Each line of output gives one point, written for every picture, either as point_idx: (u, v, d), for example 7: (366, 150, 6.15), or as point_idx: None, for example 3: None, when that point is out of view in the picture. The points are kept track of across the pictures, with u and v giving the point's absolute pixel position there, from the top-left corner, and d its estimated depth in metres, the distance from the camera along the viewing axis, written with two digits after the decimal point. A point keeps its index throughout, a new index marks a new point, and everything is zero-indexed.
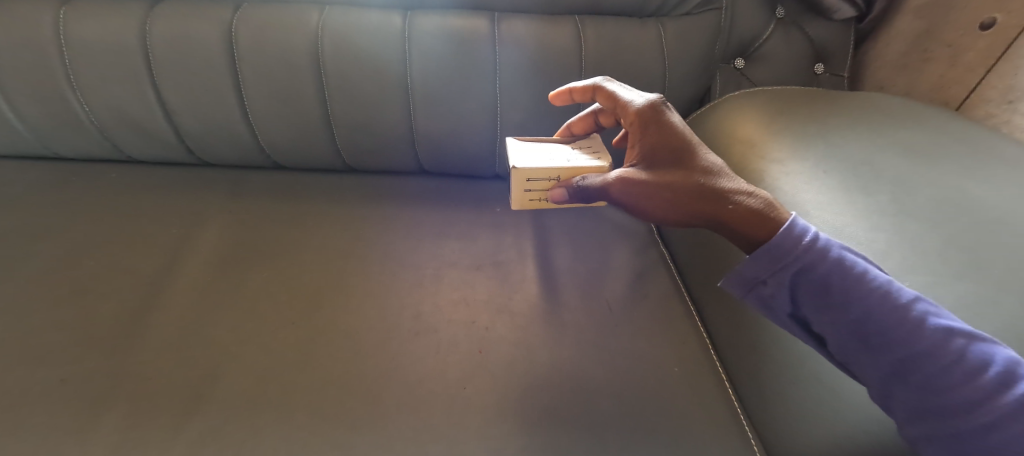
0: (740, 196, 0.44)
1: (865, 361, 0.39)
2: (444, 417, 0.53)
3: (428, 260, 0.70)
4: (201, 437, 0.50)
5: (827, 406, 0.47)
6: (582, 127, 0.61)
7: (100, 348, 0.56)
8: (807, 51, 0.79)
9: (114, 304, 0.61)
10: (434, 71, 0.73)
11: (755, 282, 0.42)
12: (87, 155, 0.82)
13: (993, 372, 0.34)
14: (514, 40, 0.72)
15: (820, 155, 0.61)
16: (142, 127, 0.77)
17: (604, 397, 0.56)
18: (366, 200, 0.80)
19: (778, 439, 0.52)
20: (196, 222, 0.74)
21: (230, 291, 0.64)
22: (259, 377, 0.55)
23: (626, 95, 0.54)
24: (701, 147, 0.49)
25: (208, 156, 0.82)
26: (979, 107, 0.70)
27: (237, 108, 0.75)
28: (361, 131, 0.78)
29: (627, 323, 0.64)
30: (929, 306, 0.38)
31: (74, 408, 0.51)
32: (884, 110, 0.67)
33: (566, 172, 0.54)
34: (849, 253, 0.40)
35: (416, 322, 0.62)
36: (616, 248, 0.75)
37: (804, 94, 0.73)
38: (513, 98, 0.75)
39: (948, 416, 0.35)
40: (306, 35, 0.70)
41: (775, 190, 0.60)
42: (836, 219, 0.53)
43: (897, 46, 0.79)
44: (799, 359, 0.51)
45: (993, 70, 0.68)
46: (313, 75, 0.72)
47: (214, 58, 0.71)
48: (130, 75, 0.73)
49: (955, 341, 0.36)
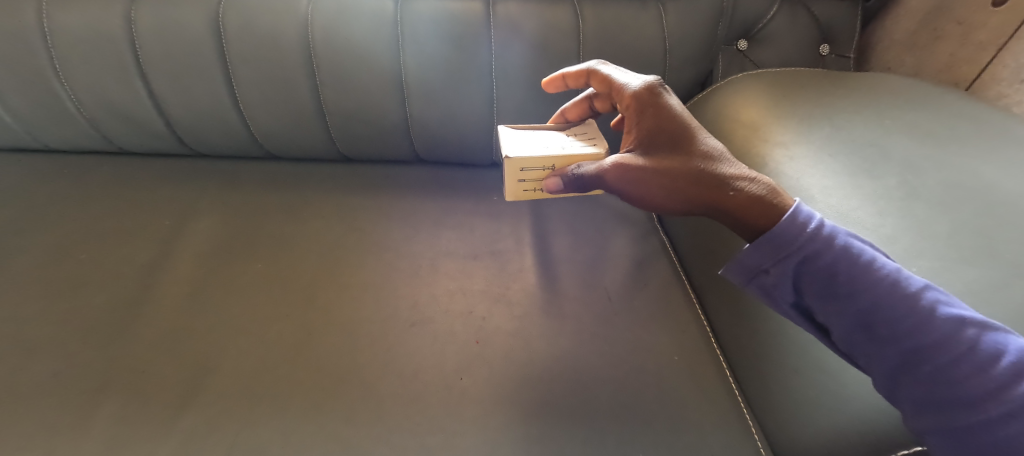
0: (741, 182, 0.43)
1: (870, 351, 0.38)
2: (441, 408, 0.53)
3: (424, 249, 0.70)
4: (195, 431, 0.50)
5: (830, 395, 0.46)
6: (577, 113, 0.60)
7: (91, 343, 0.56)
8: (812, 31, 0.76)
9: (106, 297, 0.61)
10: (428, 56, 0.71)
11: (757, 271, 0.41)
12: (79, 147, 0.81)
13: (1006, 362, 0.33)
14: (508, 23, 0.70)
15: (825, 137, 0.59)
16: (132, 117, 0.76)
17: (602, 388, 0.55)
18: (362, 189, 0.79)
19: (781, 429, 0.51)
20: (187, 215, 0.73)
21: (223, 282, 0.63)
22: (253, 370, 0.55)
23: (623, 78, 0.52)
24: (700, 131, 0.48)
25: (200, 147, 0.81)
26: (990, 87, 0.68)
27: (227, 96, 0.74)
28: (354, 119, 0.76)
29: (626, 311, 0.63)
30: (939, 295, 0.37)
31: (68, 403, 0.51)
32: (892, 90, 0.65)
33: (560, 160, 0.52)
34: (856, 241, 0.39)
35: (412, 312, 0.62)
36: (616, 235, 0.74)
37: (808, 75, 0.71)
38: (510, 83, 0.73)
39: (957, 408, 0.34)
40: (296, 20, 0.69)
41: (778, 174, 0.58)
42: (841, 203, 0.52)
43: (906, 25, 0.76)
44: (801, 347, 0.50)
45: (1006, 48, 0.66)
46: (304, 62, 0.71)
47: (201, 45, 0.70)
48: (117, 64, 0.71)
49: (967, 331, 0.35)
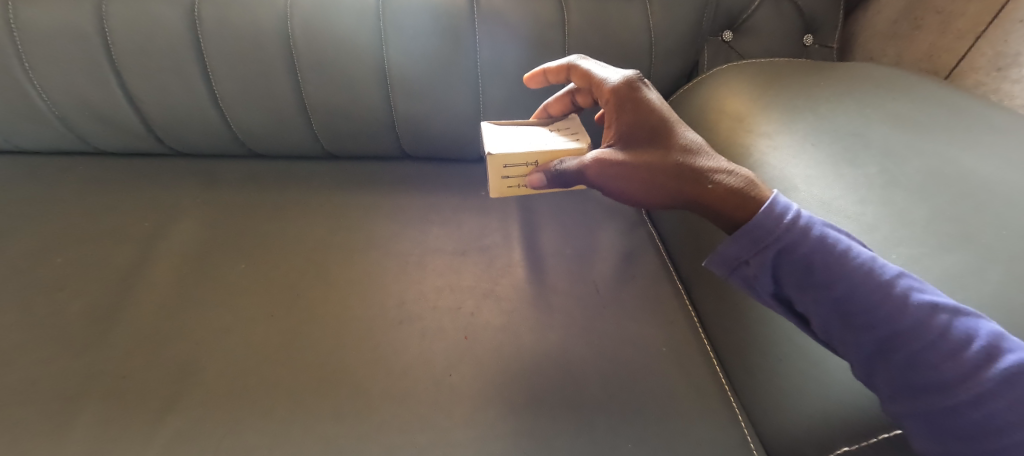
0: (720, 175, 0.43)
1: (847, 338, 0.38)
2: (430, 405, 0.53)
3: (412, 245, 0.69)
4: (180, 434, 0.50)
5: (812, 383, 0.47)
6: (559, 108, 0.60)
7: (70, 348, 0.55)
8: (795, 22, 0.77)
9: (86, 301, 0.60)
10: (412, 50, 0.70)
11: (738, 262, 0.41)
12: (53, 148, 0.79)
13: (976, 347, 0.34)
14: (492, 16, 0.69)
15: (808, 127, 0.60)
16: (108, 116, 0.74)
17: (591, 381, 0.56)
18: (347, 186, 0.78)
19: (766, 417, 0.52)
20: (169, 216, 0.71)
21: (205, 284, 0.63)
22: (239, 371, 0.54)
23: (603, 73, 0.52)
24: (678, 124, 0.48)
25: (179, 146, 0.79)
26: (968, 75, 0.69)
27: (206, 93, 0.73)
28: (339, 115, 0.75)
29: (614, 304, 0.64)
30: (913, 281, 0.38)
31: (47, 410, 0.50)
32: (874, 79, 0.66)
33: (543, 156, 0.52)
34: (832, 231, 0.40)
35: (401, 309, 0.61)
36: (604, 228, 0.74)
37: (792, 65, 0.72)
38: (495, 77, 0.73)
39: (932, 392, 0.35)
40: (274, 15, 0.67)
41: (761, 166, 0.59)
42: (823, 193, 0.52)
43: (887, 14, 0.77)
44: (784, 337, 0.51)
45: (984, 36, 0.66)
46: (284, 57, 0.69)
47: (177, 41, 0.68)
48: (90, 62, 0.69)
49: (939, 317, 0.36)
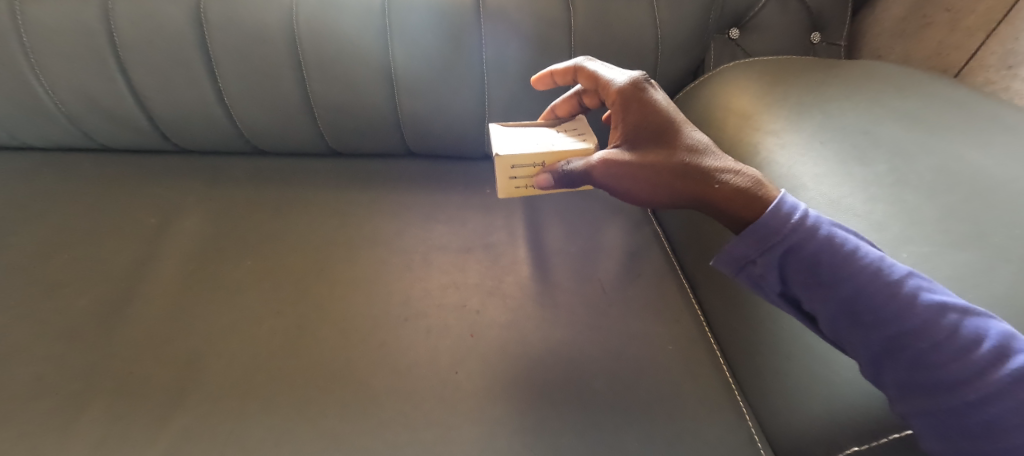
0: (726, 175, 0.43)
1: (854, 338, 0.38)
2: (436, 402, 0.53)
3: (417, 243, 0.69)
4: (187, 430, 0.50)
5: (822, 384, 0.47)
6: (567, 109, 0.59)
7: (77, 344, 0.55)
8: (803, 20, 0.76)
9: (92, 297, 0.60)
10: (417, 47, 0.69)
11: (744, 261, 0.41)
12: (59, 144, 0.79)
13: (986, 347, 0.34)
14: (499, 13, 0.69)
15: (816, 125, 0.59)
16: (114, 113, 0.74)
17: (597, 379, 0.56)
18: (352, 183, 0.78)
19: (774, 417, 0.52)
20: (173, 212, 0.71)
21: (209, 281, 0.63)
22: (244, 368, 0.54)
23: (609, 75, 0.52)
24: (685, 124, 0.48)
25: (184, 143, 0.79)
26: (978, 73, 0.68)
27: (211, 90, 0.72)
28: (344, 112, 0.75)
29: (620, 303, 0.63)
30: (921, 281, 0.37)
31: (55, 405, 0.50)
32: (883, 77, 0.66)
33: (550, 156, 0.52)
34: (839, 230, 0.39)
35: (406, 307, 0.61)
36: (609, 226, 0.74)
37: (800, 63, 0.71)
38: (501, 74, 0.72)
39: (942, 392, 0.34)
40: (279, 12, 0.67)
41: (769, 164, 0.58)
42: (832, 192, 0.52)
43: (895, 12, 0.76)
44: (792, 337, 0.51)
45: (993, 35, 0.66)
46: (289, 54, 0.69)
47: (183, 37, 0.68)
48: (96, 59, 0.69)
49: (947, 317, 0.35)
